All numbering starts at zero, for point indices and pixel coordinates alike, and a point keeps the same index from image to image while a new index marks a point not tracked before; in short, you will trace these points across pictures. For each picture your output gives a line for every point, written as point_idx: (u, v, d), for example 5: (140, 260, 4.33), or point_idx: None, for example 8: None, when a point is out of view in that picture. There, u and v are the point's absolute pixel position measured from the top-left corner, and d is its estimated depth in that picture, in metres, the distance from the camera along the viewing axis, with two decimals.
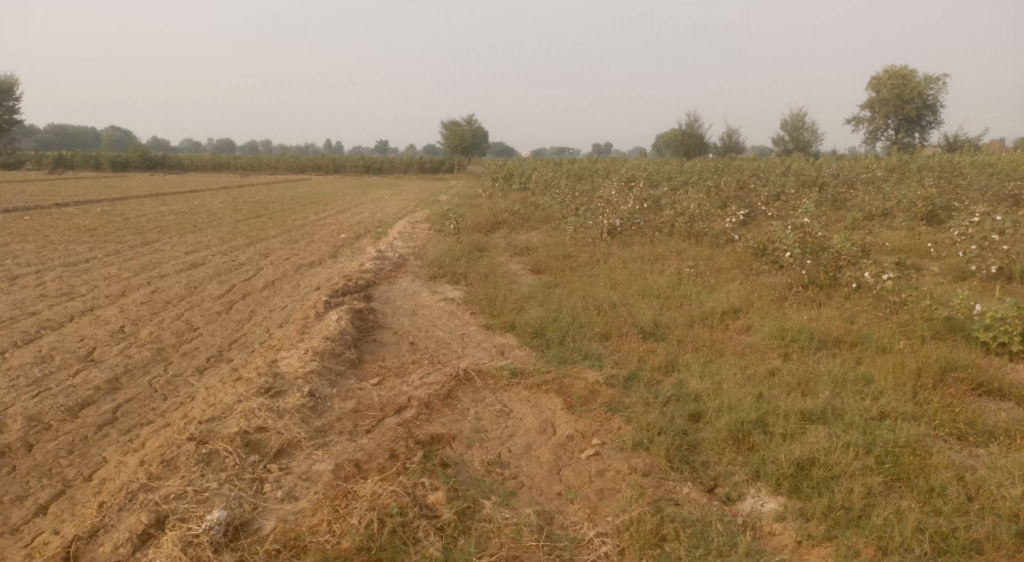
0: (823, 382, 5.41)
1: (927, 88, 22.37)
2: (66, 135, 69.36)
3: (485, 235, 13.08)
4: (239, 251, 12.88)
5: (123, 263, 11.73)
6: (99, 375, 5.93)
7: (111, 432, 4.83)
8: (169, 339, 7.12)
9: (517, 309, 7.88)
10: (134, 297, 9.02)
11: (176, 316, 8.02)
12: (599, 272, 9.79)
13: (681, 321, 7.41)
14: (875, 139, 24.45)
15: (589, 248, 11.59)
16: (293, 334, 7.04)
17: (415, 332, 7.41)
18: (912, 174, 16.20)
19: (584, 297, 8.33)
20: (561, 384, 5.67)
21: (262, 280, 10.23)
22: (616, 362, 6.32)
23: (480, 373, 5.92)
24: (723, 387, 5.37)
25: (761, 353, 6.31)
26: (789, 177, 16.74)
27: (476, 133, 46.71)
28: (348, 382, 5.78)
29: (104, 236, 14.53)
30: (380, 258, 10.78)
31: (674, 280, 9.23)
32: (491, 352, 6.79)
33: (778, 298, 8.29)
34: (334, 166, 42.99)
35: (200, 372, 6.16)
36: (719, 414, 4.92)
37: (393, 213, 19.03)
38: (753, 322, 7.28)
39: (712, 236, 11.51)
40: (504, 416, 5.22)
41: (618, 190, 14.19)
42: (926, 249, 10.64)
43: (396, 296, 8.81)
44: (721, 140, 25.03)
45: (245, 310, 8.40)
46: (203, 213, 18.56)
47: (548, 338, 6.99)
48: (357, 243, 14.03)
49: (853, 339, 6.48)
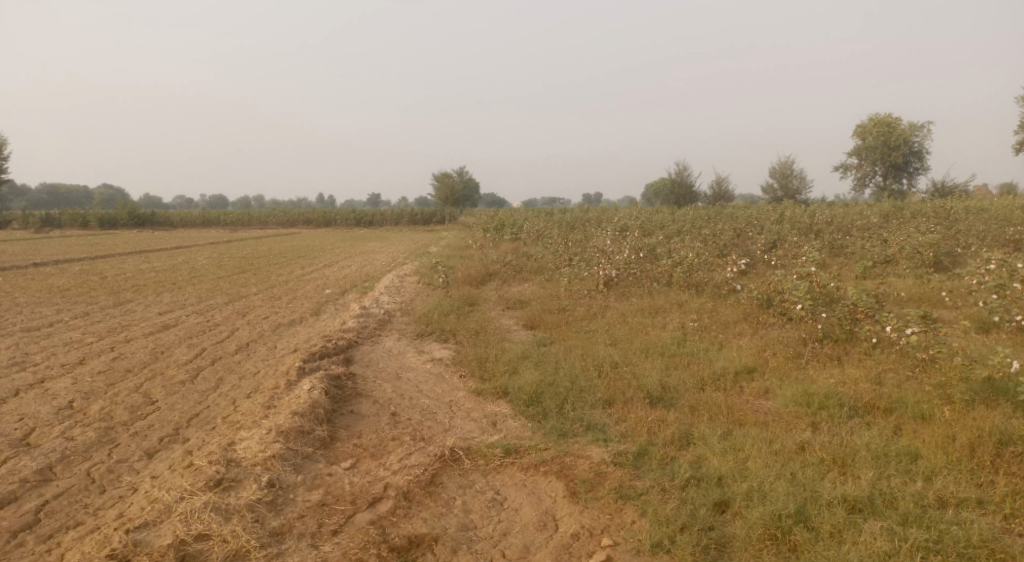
0: (863, 460, 4.71)
1: (913, 136, 22.15)
2: (59, 193, 69.36)
3: (474, 287, 12.42)
4: (216, 310, 12.15)
5: (90, 326, 10.98)
6: (29, 464, 5.20)
7: (27, 542, 4.16)
8: (121, 416, 6.34)
9: (509, 371, 7.15)
10: (92, 366, 8.25)
11: (133, 387, 7.25)
12: (597, 327, 9.13)
13: (691, 383, 6.70)
14: (863, 186, 24.17)
15: (585, 301, 10.93)
16: (259, 406, 6.27)
17: (397, 400, 6.65)
18: (910, 220, 15.72)
19: (582, 357, 7.62)
20: (562, 464, 4.94)
21: (235, 342, 9.50)
22: (622, 436, 5.57)
23: (468, 452, 5.17)
24: (749, 467, 4.66)
25: (786, 423, 5.61)
26: (785, 224, 16.24)
27: (468, 185, 46.41)
28: (316, 466, 5.02)
29: (75, 297, 13.77)
30: (364, 315, 10.07)
31: (679, 335, 8.56)
32: (482, 424, 6.04)
33: (793, 356, 7.62)
34: (325, 219, 42.53)
35: (149, 455, 5.40)
36: (748, 503, 4.21)
37: (382, 267, 18.36)
38: (772, 384, 6.58)
39: (713, 286, 10.89)
40: (496, 507, 4.50)
41: (612, 239, 13.61)
42: (939, 298, 10.05)
43: (378, 358, 8.09)
44: (711, 188, 24.70)
45: (212, 377, 7.64)
46: (185, 270, 17.85)
47: (545, 406, 6.24)
48: (342, 299, 13.34)
49: (886, 405, 5.80)
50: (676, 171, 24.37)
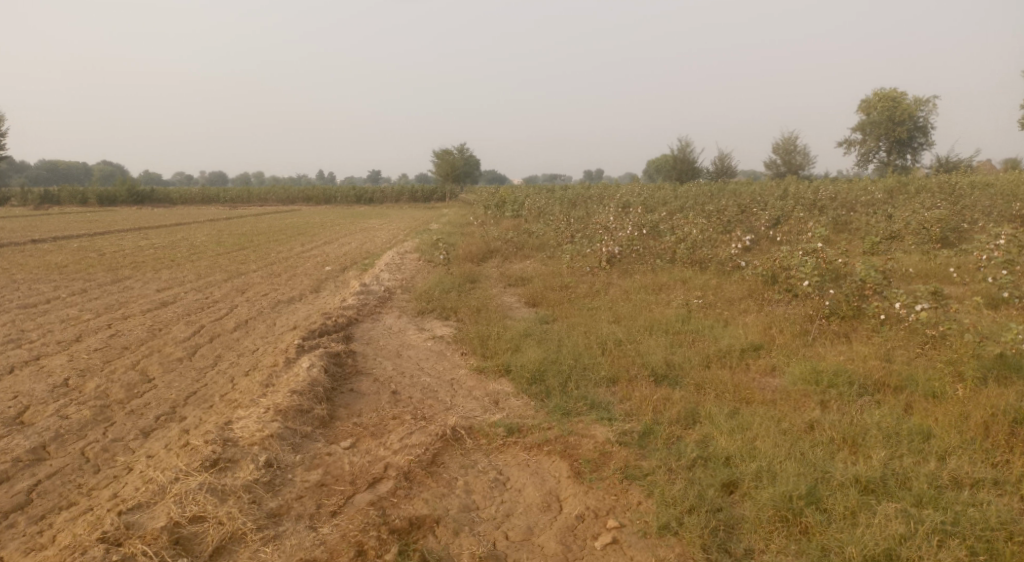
0: (874, 440, 4.62)
1: (918, 111, 21.82)
2: (58, 170, 69.06)
3: (475, 265, 12.27)
4: (215, 288, 12.02)
5: (88, 303, 10.87)
6: (22, 443, 5.10)
7: (18, 523, 4.07)
8: (117, 394, 6.24)
9: (511, 349, 7.03)
10: (88, 343, 8.13)
11: (129, 365, 7.14)
12: (600, 304, 9.00)
13: (696, 361, 6.59)
14: (867, 162, 23.90)
15: (588, 278, 10.78)
16: (257, 385, 6.16)
17: (397, 378, 6.55)
18: (915, 196, 15.52)
19: (585, 335, 7.49)
20: (566, 444, 4.84)
21: (234, 319, 9.37)
22: (627, 415, 5.47)
23: (470, 431, 5.06)
24: (758, 446, 4.56)
25: (795, 401, 5.50)
26: (788, 200, 16.05)
27: (469, 161, 46.08)
28: (315, 446, 4.91)
29: (73, 274, 13.64)
30: (364, 292, 9.94)
31: (684, 312, 8.43)
32: (484, 403, 5.93)
33: (800, 334, 7.49)
34: (325, 196, 42.27)
35: (145, 434, 5.30)
36: (757, 484, 4.12)
37: (383, 244, 18.21)
38: (779, 361, 6.48)
39: (717, 263, 10.74)
40: (498, 488, 4.41)
41: (615, 215, 13.44)
42: (946, 274, 9.90)
43: (379, 336, 7.97)
44: (714, 164, 24.45)
45: (210, 355, 7.53)
46: (184, 247, 17.73)
47: (548, 384, 6.14)
48: (342, 276, 13.21)
49: (897, 383, 5.69)
50: (679, 147, 24.12)
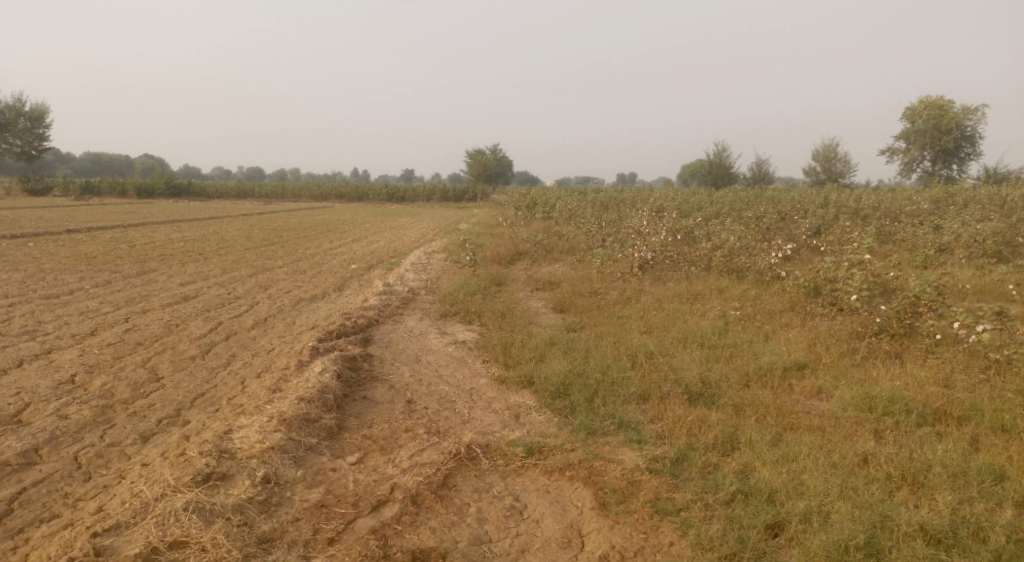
0: (938, 480, 4.17)
1: (966, 119, 20.89)
2: (100, 161, 70.28)
3: (503, 267, 11.88)
4: (238, 284, 11.76)
5: (109, 295, 10.67)
6: (14, 445, 4.83)
7: None
8: (121, 393, 5.95)
9: (536, 359, 6.61)
10: (102, 338, 7.89)
11: (139, 362, 6.86)
12: (630, 313, 8.55)
13: (735, 380, 6.11)
14: (910, 171, 23.00)
15: (618, 284, 10.32)
16: (265, 389, 5.82)
17: (414, 386, 6.17)
18: (965, 207, 14.76)
19: (615, 345, 7.05)
20: (590, 469, 4.42)
21: (252, 317, 9.08)
22: (659, 438, 5.03)
23: (487, 450, 4.67)
24: (806, 482, 4.13)
25: (845, 429, 5.03)
26: (830, 209, 15.40)
27: (502, 162, 45.72)
28: (320, 459, 4.54)
29: (100, 265, 13.51)
30: (387, 293, 9.60)
31: (720, 325, 7.94)
32: (504, 418, 5.53)
33: (847, 353, 6.98)
34: (358, 193, 42.19)
35: (144, 439, 4.98)
36: (806, 527, 3.78)
37: (411, 243, 17.88)
38: (826, 383, 5.99)
39: (755, 272, 10.20)
40: (514, 518, 4.08)
41: (648, 220, 12.95)
42: (1002, 291, 9.27)
43: (399, 339, 7.61)
44: (751, 170, 23.76)
45: (223, 354, 7.23)
46: (214, 241, 17.59)
47: (574, 399, 5.71)
48: (367, 275, 12.89)
49: (959, 412, 5.16)
50: (715, 152, 23.46)
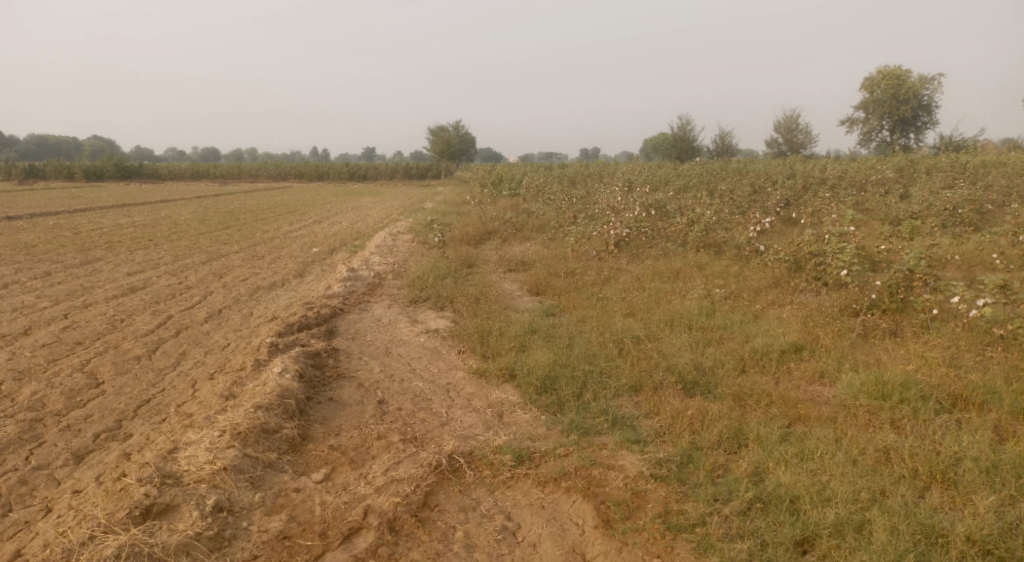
0: (974, 476, 3.78)
1: (922, 89, 20.76)
2: (46, 143, 67.43)
3: (472, 248, 11.31)
4: (190, 272, 10.96)
5: (48, 289, 9.82)
6: None
7: None
8: (54, 404, 5.28)
9: (517, 349, 6.08)
10: (36, 338, 7.13)
11: (76, 365, 6.15)
12: (609, 293, 8.08)
13: (731, 366, 5.67)
14: (869, 141, 22.85)
15: (594, 263, 9.84)
16: (218, 395, 5.20)
17: (385, 384, 5.61)
18: (933, 174, 14.54)
19: (598, 330, 6.57)
20: (588, 478, 3.95)
21: (205, 308, 8.37)
22: (657, 435, 4.59)
23: (471, 460, 4.15)
24: (830, 486, 3.73)
25: (859, 422, 4.63)
26: (800, 179, 15.06)
27: (465, 139, 44.77)
28: (280, 478, 3.99)
29: (40, 255, 12.55)
30: (351, 277, 8.97)
31: (707, 304, 7.50)
32: (486, 418, 5.02)
33: (843, 331, 6.58)
34: (318, 172, 40.99)
35: (77, 459, 4.37)
36: (839, 543, 3.43)
37: (375, 224, 17.16)
38: (828, 366, 5.60)
39: (734, 247, 9.78)
40: (507, 542, 3.65)
41: (620, 194, 12.46)
42: (982, 261, 8.99)
43: (366, 330, 7.02)
44: (716, 143, 23.42)
45: (172, 353, 6.55)
46: (166, 225, 16.63)
47: (563, 394, 5.21)
48: (329, 259, 12.19)
49: (976, 397, 4.77)
50: (680, 125, 23.02)
